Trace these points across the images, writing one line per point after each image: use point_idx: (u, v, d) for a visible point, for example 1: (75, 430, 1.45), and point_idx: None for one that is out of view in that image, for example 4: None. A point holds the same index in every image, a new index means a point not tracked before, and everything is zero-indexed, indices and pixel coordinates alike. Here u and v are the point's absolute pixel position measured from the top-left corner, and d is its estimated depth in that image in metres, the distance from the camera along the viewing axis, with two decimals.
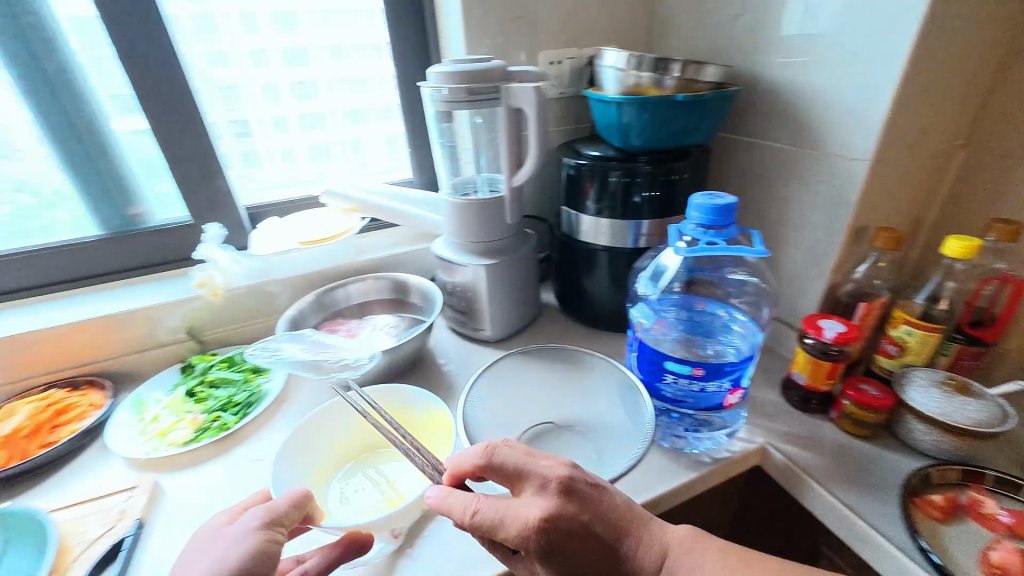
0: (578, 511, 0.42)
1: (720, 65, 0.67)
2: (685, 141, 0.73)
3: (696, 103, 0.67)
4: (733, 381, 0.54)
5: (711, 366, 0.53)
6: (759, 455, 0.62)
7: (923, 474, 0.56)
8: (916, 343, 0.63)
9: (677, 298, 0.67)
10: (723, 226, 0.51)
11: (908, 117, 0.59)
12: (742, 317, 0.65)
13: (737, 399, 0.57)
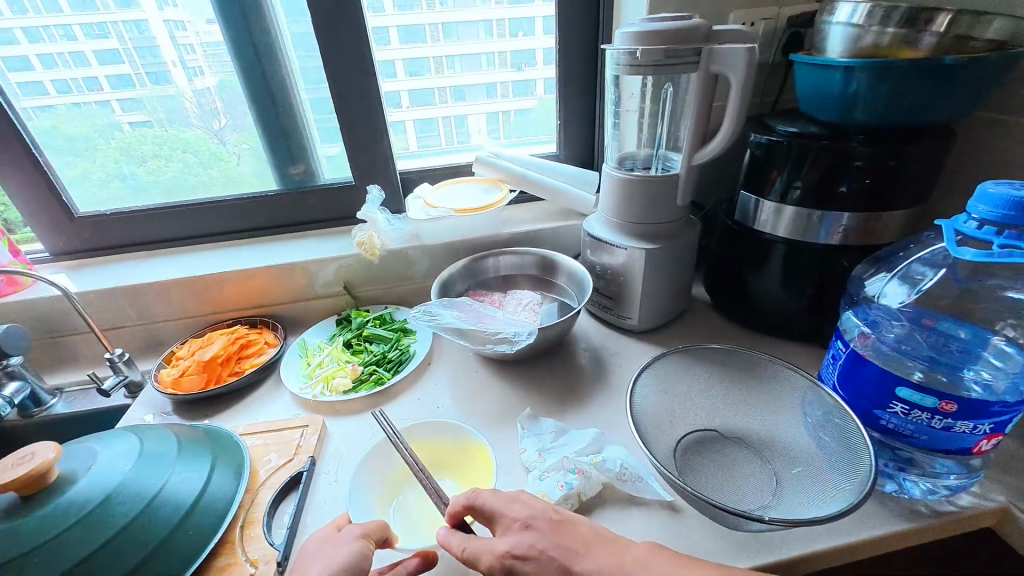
0: (535, 540, 0.42)
1: (1009, 19, 0.53)
2: (925, 118, 0.59)
3: (964, 68, 0.53)
4: (995, 425, 0.43)
5: (969, 403, 0.42)
6: (997, 517, 0.50)
7: None
8: None
9: (907, 312, 0.56)
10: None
11: None
12: (999, 344, 0.51)
13: (989, 448, 0.45)
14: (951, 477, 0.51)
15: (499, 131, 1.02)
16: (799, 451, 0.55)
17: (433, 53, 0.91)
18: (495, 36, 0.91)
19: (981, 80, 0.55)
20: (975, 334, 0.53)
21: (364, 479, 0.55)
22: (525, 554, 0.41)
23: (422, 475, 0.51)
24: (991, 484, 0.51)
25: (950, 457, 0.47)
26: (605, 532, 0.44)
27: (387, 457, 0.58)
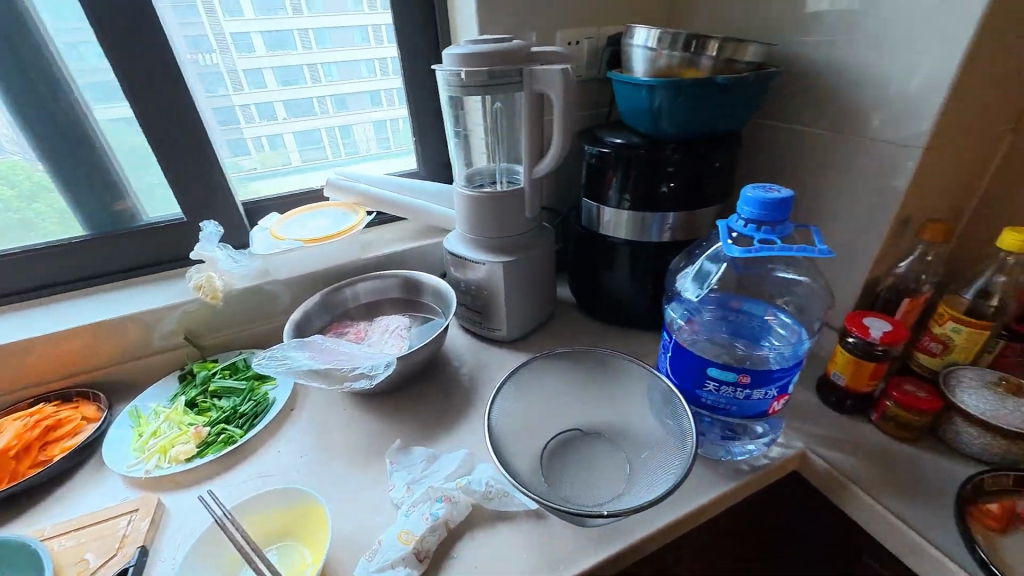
0: None
1: (762, 44, 0.63)
2: (717, 127, 0.68)
3: (734, 86, 0.62)
4: (780, 388, 0.51)
5: (759, 373, 0.49)
6: (798, 461, 0.59)
7: (975, 481, 0.51)
8: (962, 341, 0.60)
9: (714, 297, 0.64)
10: (779, 223, 0.47)
11: (964, 101, 0.55)
12: (785, 317, 0.61)
13: (779, 407, 0.53)
14: (761, 432, 0.60)
15: (389, 139, 0.98)
16: (644, 438, 0.60)
17: (306, 60, 0.87)
18: (374, 42, 0.87)
19: (750, 95, 0.65)
20: (764, 308, 0.62)
21: (194, 570, 0.47)
22: None
23: (248, 553, 0.46)
24: (793, 434, 0.61)
25: (755, 421, 0.54)
26: None
27: (222, 543, 0.50)
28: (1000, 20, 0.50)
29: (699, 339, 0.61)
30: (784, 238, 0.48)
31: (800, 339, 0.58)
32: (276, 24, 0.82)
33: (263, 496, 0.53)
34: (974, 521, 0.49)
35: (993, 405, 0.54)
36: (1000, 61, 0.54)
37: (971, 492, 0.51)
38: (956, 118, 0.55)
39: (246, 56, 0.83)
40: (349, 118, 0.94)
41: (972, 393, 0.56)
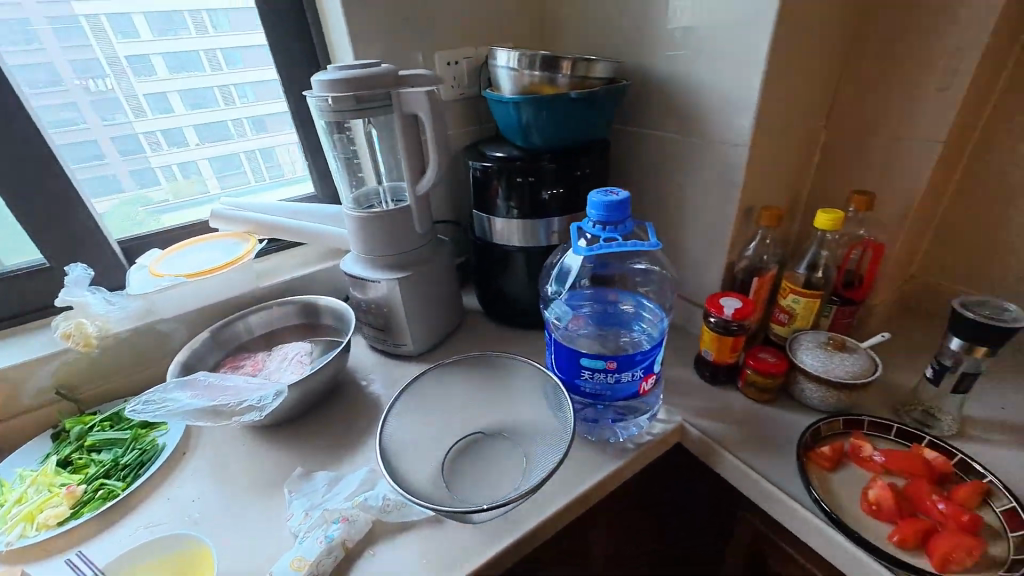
0: None
1: (609, 61, 0.70)
2: (582, 137, 0.75)
3: (589, 100, 0.69)
4: (645, 368, 0.56)
5: (622, 357, 0.55)
6: (678, 433, 0.65)
7: (813, 430, 0.59)
8: (802, 310, 0.69)
9: (589, 292, 0.70)
10: (621, 222, 0.53)
11: (775, 104, 0.64)
12: (649, 304, 0.68)
13: (649, 386, 0.59)
14: (644, 410, 0.66)
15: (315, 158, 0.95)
16: (537, 429, 0.64)
17: (216, 82, 0.83)
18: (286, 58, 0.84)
19: (606, 106, 0.72)
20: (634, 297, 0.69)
21: None
22: None
23: None
24: (672, 409, 0.68)
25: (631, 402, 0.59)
26: None
27: None
28: (789, 36, 0.60)
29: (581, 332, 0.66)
30: (629, 234, 0.54)
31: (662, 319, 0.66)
32: (181, 45, 0.79)
33: (138, 550, 0.51)
34: (813, 464, 0.57)
35: (825, 361, 0.63)
36: (799, 69, 0.64)
37: (810, 439, 0.58)
38: (770, 118, 0.65)
39: (146, 81, 0.79)
40: (264, 141, 0.91)
41: (810, 353, 0.65)
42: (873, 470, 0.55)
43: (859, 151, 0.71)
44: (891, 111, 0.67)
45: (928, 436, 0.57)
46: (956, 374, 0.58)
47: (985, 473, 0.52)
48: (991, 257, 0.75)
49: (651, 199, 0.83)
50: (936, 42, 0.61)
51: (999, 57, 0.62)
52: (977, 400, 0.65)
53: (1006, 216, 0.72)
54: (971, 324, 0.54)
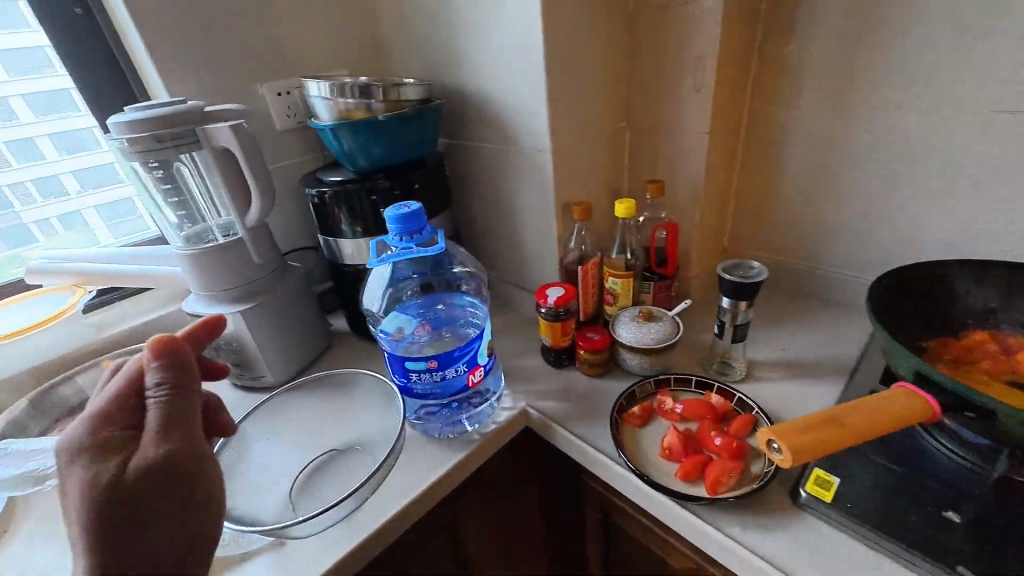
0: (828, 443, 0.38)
1: (418, 84, 0.77)
2: (405, 155, 0.81)
3: (403, 119, 0.75)
4: (468, 362, 0.62)
5: (441, 356, 0.60)
6: (522, 418, 0.72)
7: (628, 394, 0.67)
8: (621, 289, 0.78)
9: (417, 302, 0.72)
10: (416, 232, 0.57)
11: (567, 114, 0.73)
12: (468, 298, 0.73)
13: (480, 377, 0.65)
14: (488, 399, 0.72)
15: None
16: (378, 434, 0.67)
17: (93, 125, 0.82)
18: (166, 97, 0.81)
19: (423, 123, 0.80)
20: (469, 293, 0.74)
21: None
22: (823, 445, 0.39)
23: None
24: (517, 396, 0.74)
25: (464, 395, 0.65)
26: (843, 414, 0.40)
27: None
28: (563, 56, 0.68)
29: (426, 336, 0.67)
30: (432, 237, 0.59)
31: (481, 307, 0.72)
32: (45, 89, 0.77)
33: None
34: (627, 423, 0.65)
35: (637, 331, 0.72)
36: (583, 83, 0.73)
37: (624, 403, 0.66)
38: (564, 127, 0.73)
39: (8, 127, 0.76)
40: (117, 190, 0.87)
41: (625, 326, 0.73)
42: (672, 419, 0.64)
43: (652, 148, 0.83)
44: (667, 112, 0.79)
45: (716, 383, 0.67)
46: (732, 327, 0.68)
47: (754, 405, 0.62)
48: (770, 226, 0.89)
49: (491, 206, 0.90)
50: (685, 52, 0.73)
51: (737, 62, 0.75)
52: (763, 347, 0.77)
53: (774, 191, 0.86)
54: (730, 284, 0.64)
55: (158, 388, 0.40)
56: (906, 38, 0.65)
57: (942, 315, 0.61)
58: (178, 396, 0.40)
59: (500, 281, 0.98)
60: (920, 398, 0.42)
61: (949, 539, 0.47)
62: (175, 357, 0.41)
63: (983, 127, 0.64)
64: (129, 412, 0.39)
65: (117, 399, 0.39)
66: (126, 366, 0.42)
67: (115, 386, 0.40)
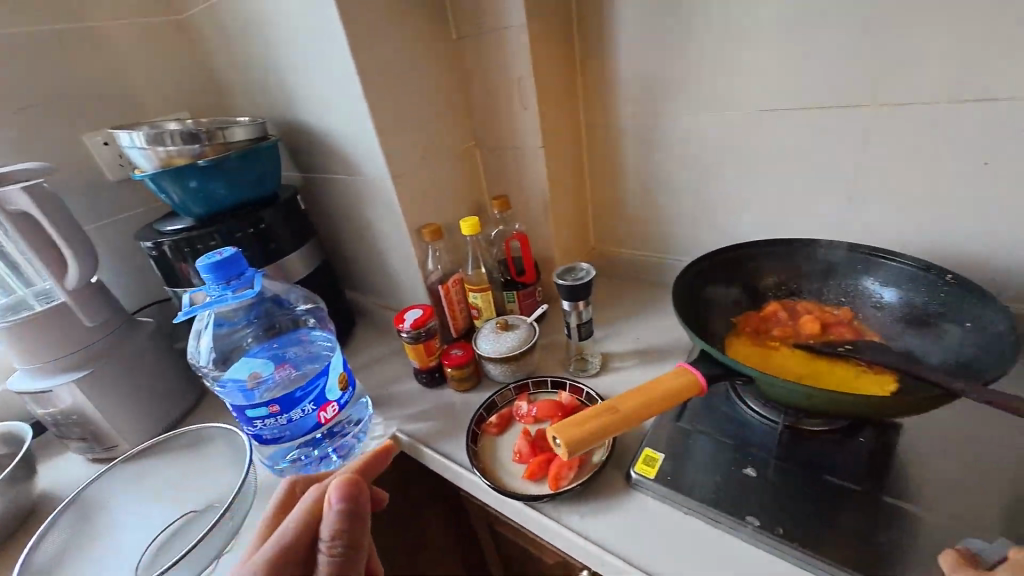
0: (597, 430, 0.43)
1: (248, 124, 0.76)
2: (247, 197, 0.79)
3: (235, 161, 0.74)
4: (315, 400, 0.62)
5: (282, 399, 0.59)
6: (394, 443, 0.72)
7: (488, 404, 0.70)
8: (482, 303, 0.81)
9: (258, 348, 0.70)
10: (235, 278, 0.57)
11: (401, 141, 0.76)
12: (317, 334, 0.73)
13: (334, 413, 0.65)
14: (354, 430, 0.73)
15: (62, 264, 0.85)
16: (232, 481, 0.67)
17: None
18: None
19: (263, 164, 0.79)
20: (321, 327, 0.73)
21: None
22: (595, 432, 0.44)
23: None
24: (389, 422, 0.75)
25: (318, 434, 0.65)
26: (621, 402, 0.45)
27: None
28: (384, 88, 0.71)
29: (284, 379, 0.66)
30: (255, 280, 0.59)
31: (331, 340, 0.72)
32: None
33: None
34: (486, 434, 0.67)
35: (495, 342, 0.75)
36: (412, 109, 0.77)
37: (483, 413, 0.69)
38: (401, 154, 0.76)
39: None
40: None
41: (485, 339, 0.76)
42: (527, 422, 0.67)
43: (501, 163, 0.88)
44: (505, 130, 0.84)
45: (568, 381, 0.71)
46: (577, 326, 0.72)
47: (598, 397, 0.66)
48: (620, 224, 0.96)
49: (355, 234, 0.91)
50: (507, 75, 0.78)
51: (557, 79, 0.81)
52: (620, 337, 0.83)
53: (618, 192, 0.93)
54: (564, 288, 0.68)
55: (333, 544, 0.40)
56: (687, 50, 0.74)
57: (746, 291, 0.69)
58: (350, 552, 0.40)
59: (379, 306, 0.99)
60: (690, 375, 0.47)
61: (746, 494, 0.53)
62: (353, 505, 0.41)
63: (760, 123, 0.73)
64: (291, 569, 0.39)
65: (282, 557, 0.39)
66: (304, 501, 0.42)
67: (292, 532, 0.40)
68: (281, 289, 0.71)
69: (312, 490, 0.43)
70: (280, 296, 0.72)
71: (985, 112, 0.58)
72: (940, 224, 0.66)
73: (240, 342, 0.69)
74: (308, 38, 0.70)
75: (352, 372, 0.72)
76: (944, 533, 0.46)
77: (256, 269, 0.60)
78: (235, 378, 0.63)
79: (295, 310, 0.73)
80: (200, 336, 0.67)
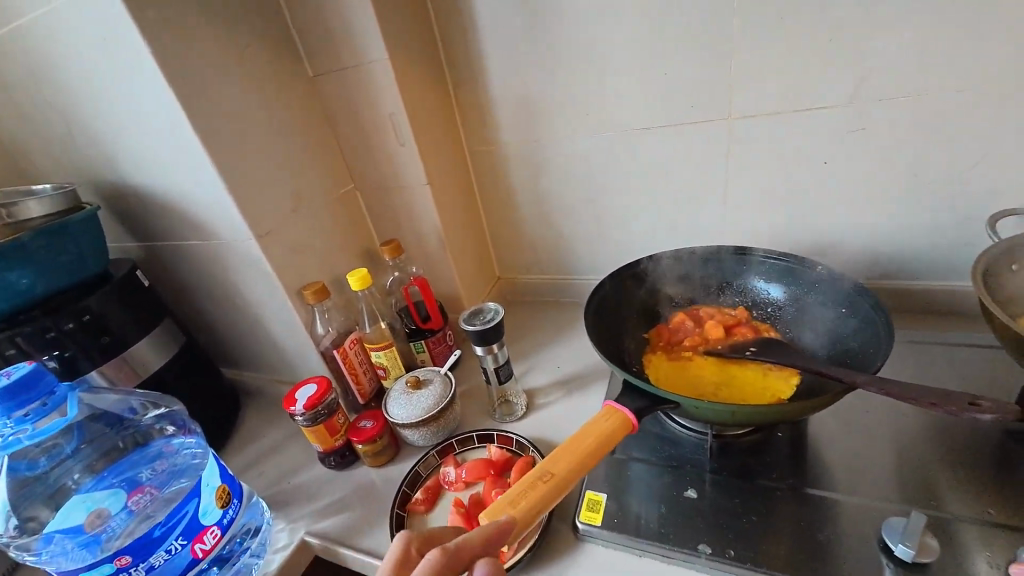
0: (532, 514, 0.38)
1: (50, 194, 0.60)
2: (61, 284, 0.62)
3: (34, 243, 0.58)
4: (183, 533, 0.49)
5: (133, 546, 0.46)
6: (303, 550, 0.60)
7: (411, 479, 0.61)
8: (387, 361, 0.73)
9: (90, 484, 0.52)
10: (38, 404, 0.43)
11: (263, 194, 0.65)
12: (180, 440, 0.58)
13: (215, 539, 0.52)
14: (250, 546, 0.59)
15: None
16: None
17: None
18: None
19: (81, 240, 0.63)
20: (183, 433, 0.60)
21: None
22: (528, 514, 0.38)
23: None
24: (295, 526, 0.62)
25: (197, 572, 0.51)
26: (556, 464, 0.41)
27: None
28: (230, 136, 0.61)
29: (142, 509, 0.51)
30: (68, 399, 0.45)
31: (199, 446, 0.58)
32: None
33: None
34: (415, 513, 0.59)
35: (408, 405, 0.66)
36: (272, 157, 0.67)
37: (407, 490, 0.60)
38: (266, 209, 0.66)
39: None
40: None
41: (396, 403, 0.67)
42: (457, 490, 0.60)
43: (386, 205, 0.81)
44: (386, 170, 0.77)
45: (496, 432, 0.65)
46: (496, 370, 0.68)
47: (529, 443, 0.62)
48: (523, 250, 0.94)
49: (223, 305, 0.77)
50: (377, 112, 0.72)
51: (433, 112, 0.77)
52: (541, 370, 0.79)
53: (515, 218, 0.91)
54: (475, 334, 0.63)
55: None
56: (560, 76, 0.74)
57: (653, 306, 0.70)
58: None
59: (267, 380, 0.84)
60: (619, 414, 0.45)
61: (691, 519, 0.51)
62: None
63: (638, 140, 0.75)
64: None
65: None
66: (429, 560, 0.33)
67: None
68: (114, 400, 0.57)
69: (437, 555, 0.34)
70: (114, 410, 0.57)
71: (823, 117, 0.65)
72: (800, 219, 0.73)
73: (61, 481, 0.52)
74: (120, 82, 0.57)
75: (235, 478, 0.58)
76: (867, 513, 0.49)
77: (68, 385, 0.46)
78: (66, 526, 0.47)
79: (141, 421, 0.58)
80: None
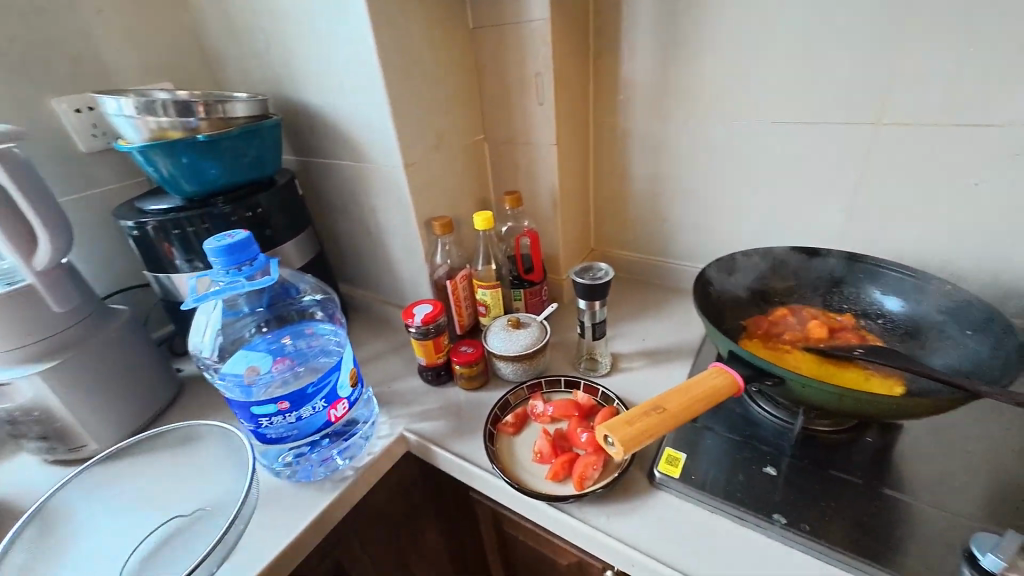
0: (653, 429, 0.44)
1: (251, 100, 0.70)
2: (242, 179, 0.73)
3: (232, 139, 0.68)
4: (325, 398, 0.58)
5: (292, 395, 0.56)
6: (401, 442, 0.69)
7: (502, 403, 0.69)
8: (491, 300, 0.80)
9: (270, 336, 0.67)
10: (246, 262, 0.53)
11: (415, 129, 0.73)
12: (323, 327, 0.69)
13: (344, 411, 0.62)
14: (361, 429, 0.69)
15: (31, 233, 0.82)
16: (235, 494, 0.61)
17: None
18: None
19: (264, 144, 0.73)
20: (327, 320, 0.71)
21: None
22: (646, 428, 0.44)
23: None
24: (395, 422, 0.71)
25: (327, 433, 0.61)
26: (672, 398, 0.46)
27: None
28: (401, 71, 0.68)
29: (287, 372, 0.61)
30: (268, 266, 0.55)
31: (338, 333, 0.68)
32: None
33: None
34: (504, 432, 0.66)
35: (507, 341, 0.73)
36: (427, 96, 0.74)
37: (499, 412, 0.68)
38: (415, 142, 0.73)
39: None
40: None
41: (496, 336, 0.74)
42: (543, 421, 0.67)
43: (511, 159, 0.87)
44: (519, 125, 0.83)
45: (583, 380, 0.71)
46: (592, 325, 0.72)
47: (615, 397, 0.67)
48: (624, 225, 0.97)
49: (355, 224, 0.87)
50: (525, 69, 0.77)
51: (572, 76, 0.81)
52: (627, 338, 0.83)
53: (624, 193, 0.94)
54: (583, 286, 0.68)
55: None
56: (703, 58, 0.75)
57: (757, 297, 0.71)
58: None
59: (375, 299, 0.95)
60: (727, 375, 0.49)
61: (770, 492, 0.54)
62: None
63: (768, 133, 0.75)
64: None
65: None
66: None
67: None
68: (293, 275, 0.71)
69: None
70: (291, 285, 0.70)
71: (984, 135, 0.62)
72: (930, 238, 0.71)
73: (241, 330, 0.67)
74: (324, 11, 0.65)
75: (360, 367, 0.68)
76: (953, 526, 0.49)
77: (269, 255, 0.56)
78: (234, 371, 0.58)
79: (301, 301, 0.70)
80: (204, 329, 0.65)
